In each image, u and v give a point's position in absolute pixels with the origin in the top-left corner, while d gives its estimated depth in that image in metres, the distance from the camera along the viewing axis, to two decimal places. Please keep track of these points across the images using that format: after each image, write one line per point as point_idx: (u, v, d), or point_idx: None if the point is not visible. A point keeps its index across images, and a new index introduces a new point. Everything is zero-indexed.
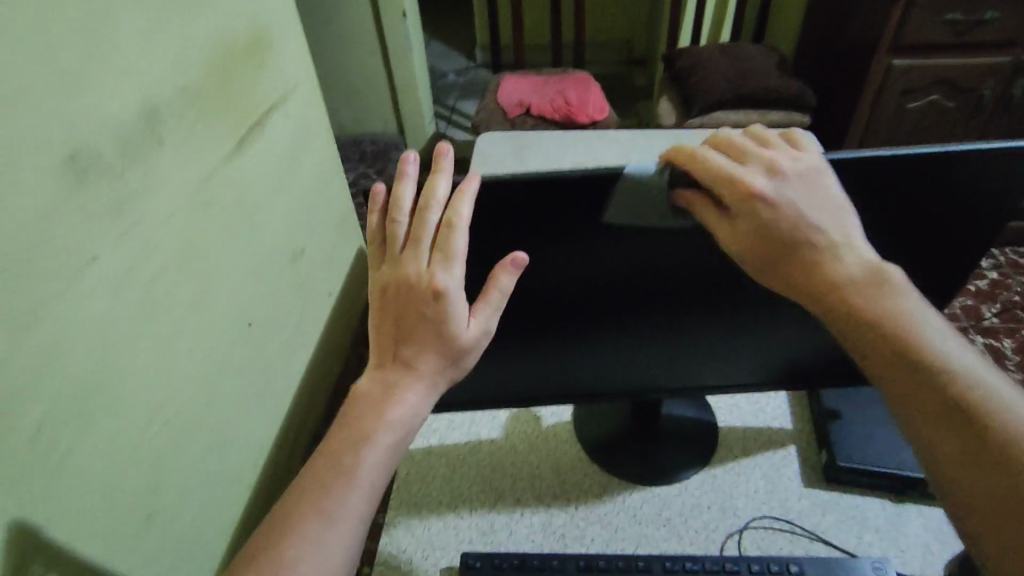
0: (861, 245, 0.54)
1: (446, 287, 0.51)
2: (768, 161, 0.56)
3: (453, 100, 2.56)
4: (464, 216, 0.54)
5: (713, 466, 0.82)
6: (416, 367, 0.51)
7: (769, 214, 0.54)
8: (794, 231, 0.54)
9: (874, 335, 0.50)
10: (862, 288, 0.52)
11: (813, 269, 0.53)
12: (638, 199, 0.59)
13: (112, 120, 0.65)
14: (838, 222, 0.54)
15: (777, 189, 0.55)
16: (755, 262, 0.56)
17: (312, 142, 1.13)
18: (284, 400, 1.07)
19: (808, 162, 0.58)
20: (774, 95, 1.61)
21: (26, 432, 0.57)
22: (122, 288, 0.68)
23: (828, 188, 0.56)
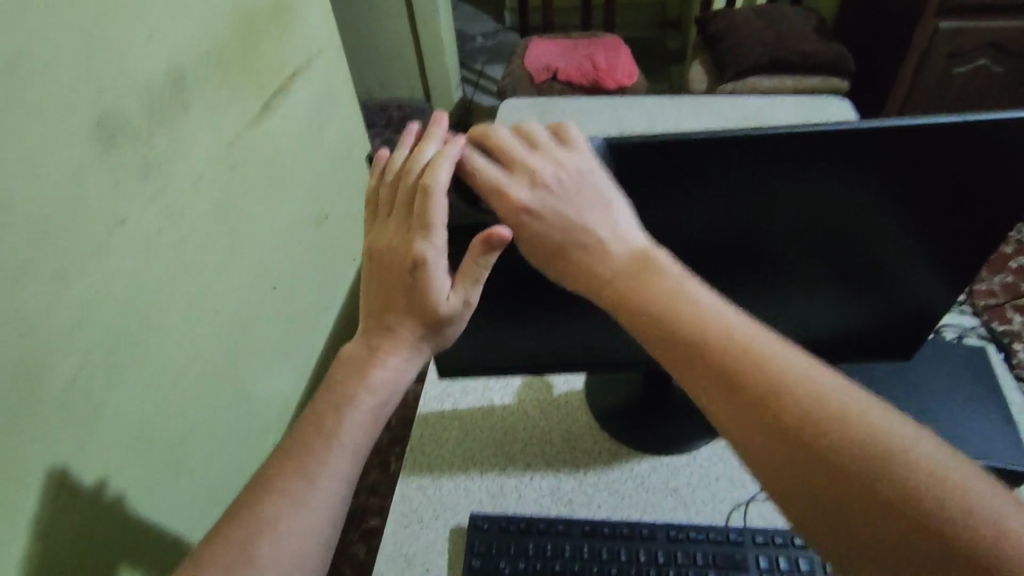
0: (628, 232, 0.47)
1: (421, 255, 0.50)
2: (530, 159, 0.50)
3: (481, 64, 2.52)
4: (442, 179, 0.50)
5: (724, 438, 0.80)
6: (395, 333, 0.51)
7: (539, 223, 0.48)
8: (564, 235, 0.47)
9: (659, 347, 0.42)
10: (625, 283, 0.44)
11: (591, 268, 0.46)
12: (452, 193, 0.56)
13: (139, 84, 0.66)
14: (602, 209, 0.47)
15: (540, 197, 0.48)
16: (552, 269, 0.49)
17: (336, 107, 1.13)
18: (308, 362, 1.10)
19: (576, 155, 0.50)
20: (811, 59, 1.54)
21: (63, 382, 0.60)
22: (150, 250, 0.70)
23: (590, 173, 0.49)
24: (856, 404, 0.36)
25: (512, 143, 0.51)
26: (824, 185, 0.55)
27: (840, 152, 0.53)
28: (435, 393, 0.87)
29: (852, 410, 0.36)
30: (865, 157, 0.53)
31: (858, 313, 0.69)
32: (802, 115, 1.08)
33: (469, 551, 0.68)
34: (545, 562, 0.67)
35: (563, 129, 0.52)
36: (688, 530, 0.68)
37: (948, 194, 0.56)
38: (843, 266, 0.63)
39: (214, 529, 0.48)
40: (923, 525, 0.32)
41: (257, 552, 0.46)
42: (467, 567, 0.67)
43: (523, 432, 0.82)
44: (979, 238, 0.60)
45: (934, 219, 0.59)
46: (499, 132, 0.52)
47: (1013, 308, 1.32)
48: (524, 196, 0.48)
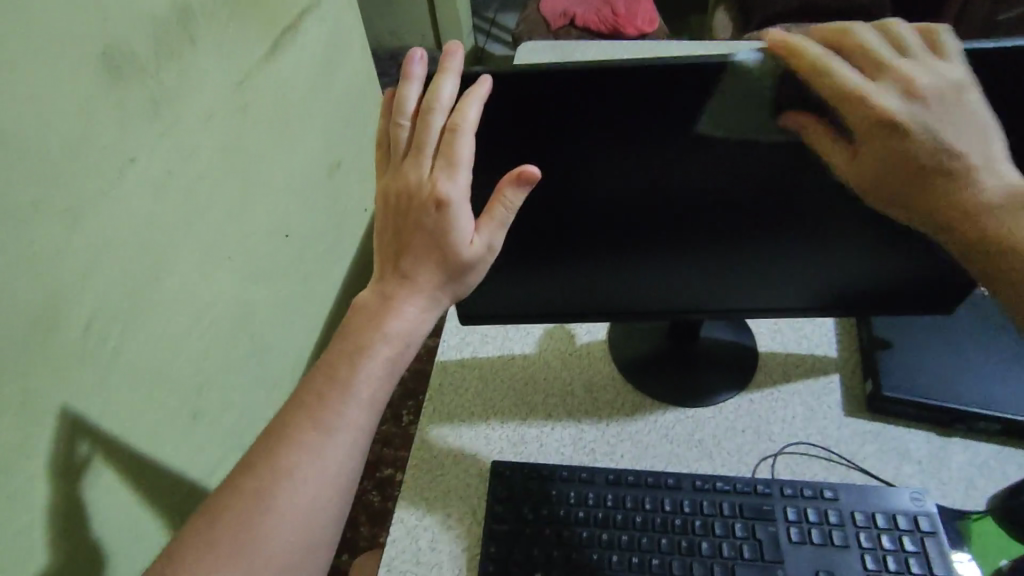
0: (993, 162, 0.47)
1: (446, 196, 0.47)
2: (911, 74, 0.46)
3: (494, 11, 2.44)
4: (471, 119, 0.48)
5: (750, 391, 0.79)
6: (414, 280, 0.49)
7: (906, 143, 0.46)
8: (929, 159, 0.47)
9: (1011, 271, 0.47)
10: (995, 215, 0.47)
11: (949, 196, 0.47)
12: (740, 103, 0.51)
13: (143, 14, 0.63)
14: (978, 135, 0.47)
15: (913, 114, 0.46)
16: (887, 189, 0.49)
17: (348, 49, 1.09)
18: (323, 312, 1.09)
19: (951, 71, 0.47)
20: (844, 4, 1.47)
21: (78, 324, 0.59)
22: (162, 191, 0.67)
23: (968, 95, 0.47)
24: None
25: (879, 52, 0.47)
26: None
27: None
28: (454, 342, 0.86)
29: None
30: None
31: None
32: None
33: (492, 497, 0.68)
34: (568, 510, 0.67)
35: (937, 40, 0.48)
36: (714, 480, 0.68)
37: None
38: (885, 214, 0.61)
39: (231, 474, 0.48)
40: None
41: (273, 499, 0.46)
42: (490, 513, 0.67)
43: (544, 382, 0.81)
44: None
45: None
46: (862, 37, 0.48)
47: None
48: (895, 110, 0.46)
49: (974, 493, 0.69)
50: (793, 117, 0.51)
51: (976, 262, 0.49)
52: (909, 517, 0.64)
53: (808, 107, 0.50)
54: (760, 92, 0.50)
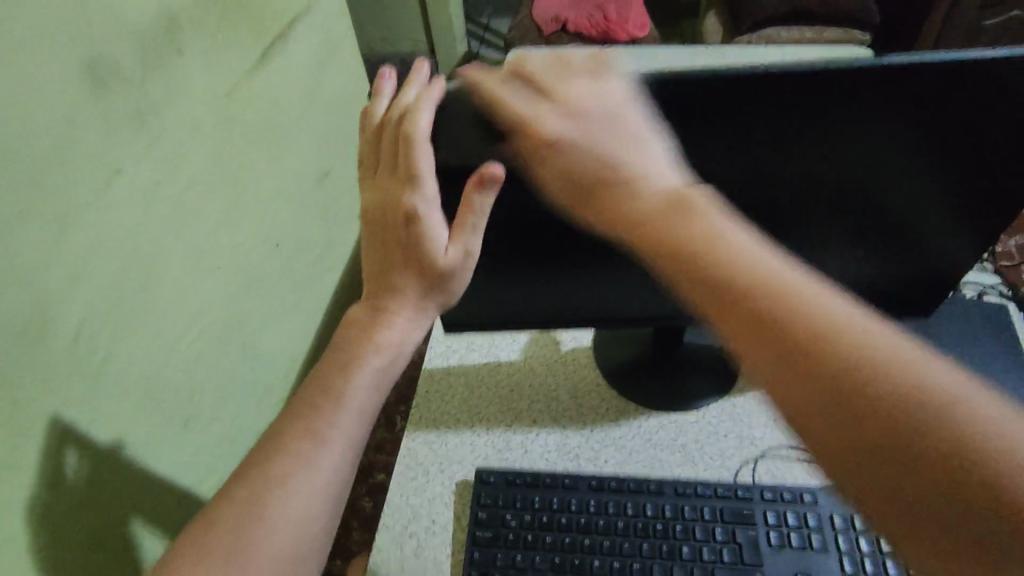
0: (667, 171, 0.46)
1: (415, 208, 0.50)
2: (565, 93, 0.49)
3: (486, 17, 2.46)
4: (423, 127, 0.51)
5: (734, 396, 0.79)
6: (398, 291, 0.51)
7: (571, 158, 0.48)
8: (601, 170, 0.47)
9: (723, 309, 0.39)
10: (673, 223, 0.42)
11: (631, 208, 0.45)
12: (467, 142, 0.54)
13: (129, 27, 0.63)
14: (637, 145, 0.47)
15: (572, 127, 0.48)
16: (577, 205, 0.49)
17: (337, 57, 1.09)
18: (314, 319, 1.10)
19: (607, 88, 0.49)
20: (832, 10, 1.48)
21: (66, 334, 0.59)
22: (149, 201, 0.68)
23: (625, 112, 0.49)
24: (936, 372, 0.35)
25: (544, 73, 0.50)
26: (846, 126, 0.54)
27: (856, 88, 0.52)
28: (441, 349, 0.87)
29: (933, 376, 0.34)
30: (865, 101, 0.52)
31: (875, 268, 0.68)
32: None
33: (476, 504, 0.69)
34: (551, 515, 0.67)
35: (596, 57, 0.51)
36: (695, 485, 0.68)
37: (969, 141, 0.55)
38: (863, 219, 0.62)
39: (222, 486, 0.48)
40: (964, 485, 0.32)
41: (264, 508, 0.46)
42: (474, 518, 0.68)
43: (530, 389, 0.82)
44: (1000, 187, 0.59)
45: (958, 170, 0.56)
46: (534, 65, 0.51)
47: None
48: (554, 132, 0.48)
49: None
50: (499, 148, 0.54)
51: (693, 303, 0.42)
52: None
53: (504, 137, 0.53)
54: (461, 127, 0.53)
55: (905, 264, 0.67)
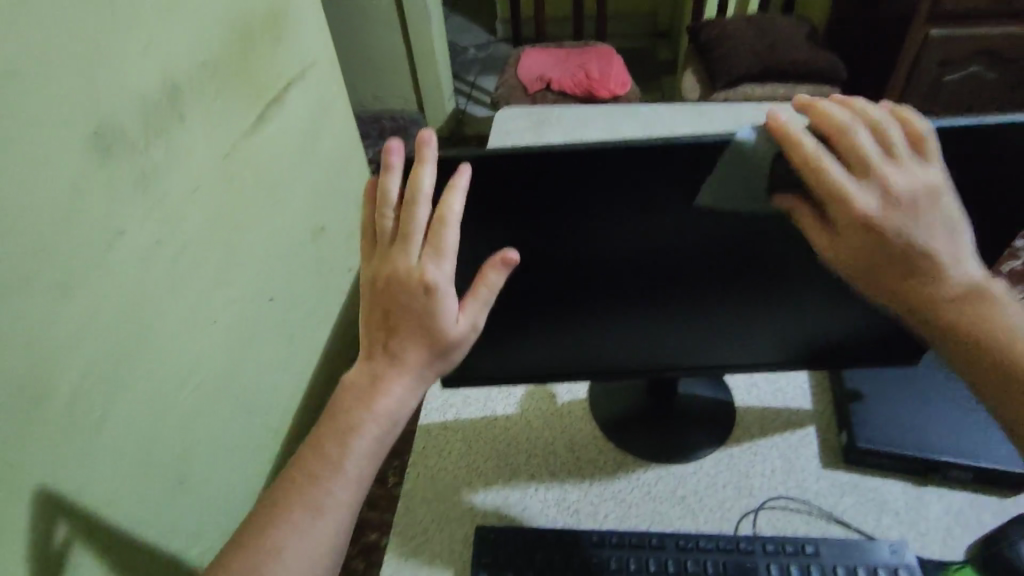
0: (967, 251, 0.47)
1: (436, 285, 0.49)
2: (892, 177, 0.46)
3: (473, 75, 2.55)
4: (455, 211, 0.50)
5: (730, 445, 0.80)
6: (401, 361, 0.50)
7: (890, 245, 0.46)
8: (907, 255, 0.46)
9: (976, 354, 0.48)
10: (959, 302, 0.47)
11: (911, 286, 0.47)
12: (732, 181, 0.52)
13: (135, 96, 0.66)
14: (949, 231, 0.47)
15: (897, 219, 0.46)
16: (854, 276, 0.50)
17: (332, 117, 1.13)
18: (307, 374, 1.09)
19: (931, 172, 0.47)
20: (803, 68, 1.56)
21: (61, 398, 0.59)
22: (148, 262, 0.69)
23: (943, 198, 0.47)
24: None
25: (870, 143, 0.47)
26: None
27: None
28: (436, 405, 0.86)
29: None
30: None
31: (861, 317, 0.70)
32: None
33: (476, 563, 0.68)
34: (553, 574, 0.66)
35: (915, 130, 0.48)
36: (697, 538, 0.68)
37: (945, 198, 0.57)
38: None
39: (225, 551, 0.49)
40: None
41: None
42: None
43: (527, 443, 0.82)
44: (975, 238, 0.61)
45: None
46: (844, 120, 0.47)
47: None
48: (873, 211, 0.45)
49: (953, 542, 0.70)
50: (783, 197, 0.52)
51: (947, 346, 0.49)
52: (890, 570, 0.64)
53: (799, 194, 0.51)
54: (749, 172, 0.51)
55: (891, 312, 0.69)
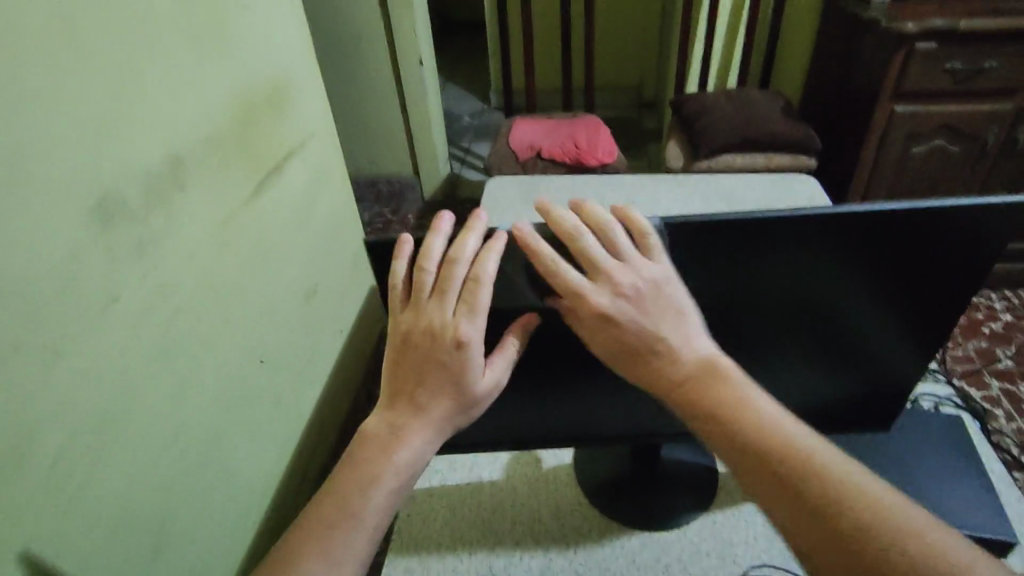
0: (697, 336, 0.49)
1: (469, 339, 0.51)
2: (609, 271, 0.50)
3: (467, 141, 2.65)
4: (490, 273, 0.53)
5: (714, 512, 0.80)
6: (426, 413, 0.51)
7: (617, 331, 0.49)
8: (637, 339, 0.49)
9: (731, 442, 0.43)
10: (695, 384, 0.46)
11: (656, 369, 0.48)
12: (509, 288, 0.58)
13: (138, 168, 0.69)
14: (666, 315, 0.49)
15: (621, 307, 0.49)
16: (612, 361, 0.51)
17: (328, 184, 1.18)
18: (295, 435, 1.09)
19: (650, 265, 0.51)
20: (779, 139, 1.64)
21: (46, 463, 0.59)
22: (140, 326, 0.70)
23: (663, 288, 0.50)
24: (879, 491, 0.39)
25: (600, 247, 0.51)
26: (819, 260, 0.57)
27: (830, 232, 0.55)
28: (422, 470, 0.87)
29: (849, 474, 0.39)
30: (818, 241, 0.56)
31: (837, 384, 0.72)
32: (770, 193, 1.16)
33: None
34: None
35: (635, 222, 0.53)
36: None
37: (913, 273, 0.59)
38: (822, 339, 0.66)
39: None
40: None
41: None
42: None
43: (513, 509, 0.82)
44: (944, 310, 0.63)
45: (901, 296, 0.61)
46: (569, 221, 0.53)
47: (988, 373, 1.35)
48: (603, 307, 0.49)
49: None
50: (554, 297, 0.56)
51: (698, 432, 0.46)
52: None
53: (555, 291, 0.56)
54: (513, 276, 0.57)
55: (866, 379, 0.71)
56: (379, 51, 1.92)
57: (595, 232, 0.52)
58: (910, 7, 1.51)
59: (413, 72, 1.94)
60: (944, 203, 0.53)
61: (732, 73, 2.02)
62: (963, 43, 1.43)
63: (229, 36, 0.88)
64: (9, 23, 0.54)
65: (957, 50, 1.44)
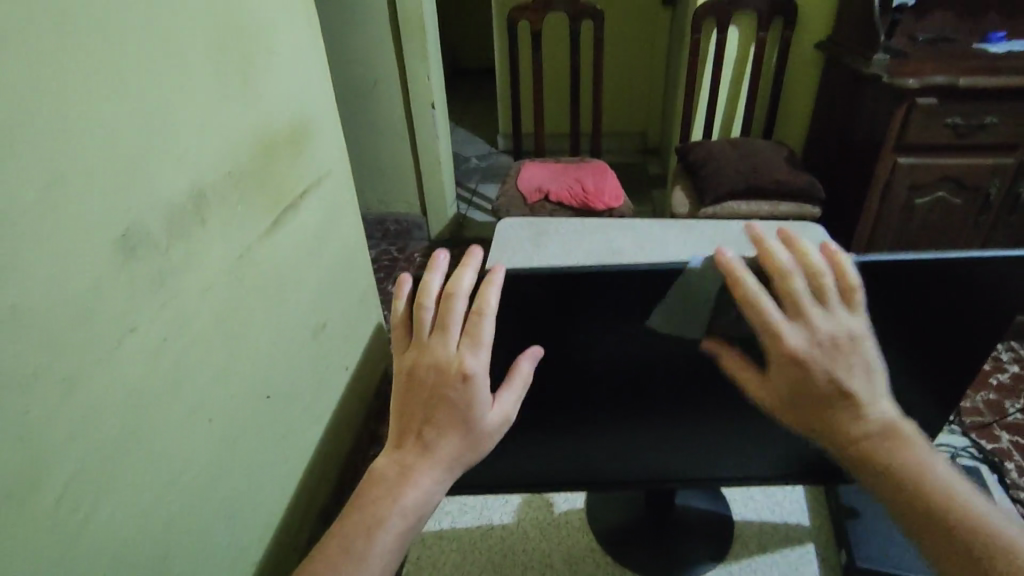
0: (884, 392, 0.46)
1: (474, 374, 0.49)
2: (810, 311, 0.48)
3: (475, 183, 2.70)
4: (492, 305, 0.51)
5: (728, 563, 0.80)
6: (434, 450, 0.48)
7: (806, 374, 0.46)
8: (827, 386, 0.46)
9: (905, 497, 0.42)
10: (881, 442, 0.44)
11: (837, 417, 0.46)
12: (684, 312, 0.56)
13: (163, 202, 0.71)
14: (862, 364, 0.46)
15: (815, 353, 0.46)
16: (787, 402, 0.49)
17: (340, 221, 1.20)
18: (298, 473, 1.07)
19: (852, 316, 0.48)
20: (784, 187, 1.67)
21: (51, 495, 0.58)
22: (154, 357, 0.70)
23: (863, 338, 0.47)
24: None
25: (804, 287, 0.49)
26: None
27: (848, 280, 0.55)
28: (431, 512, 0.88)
29: None
30: None
31: None
32: None
33: None
34: None
35: (845, 271, 0.50)
36: None
37: (932, 324, 0.59)
38: None
39: None
40: None
41: None
42: None
43: (523, 554, 0.82)
44: (962, 361, 0.63)
45: (919, 347, 0.61)
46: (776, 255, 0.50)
47: (999, 426, 1.34)
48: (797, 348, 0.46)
49: None
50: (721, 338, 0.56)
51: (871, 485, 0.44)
52: None
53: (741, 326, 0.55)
54: (695, 303, 0.55)
55: None
56: (393, 94, 1.98)
57: (800, 272, 0.49)
58: (910, 64, 1.54)
59: (426, 114, 1.99)
60: (959, 255, 0.54)
61: (736, 122, 2.07)
62: (963, 99, 1.47)
63: (255, 77, 0.91)
64: (53, 60, 0.56)
65: (957, 106, 1.48)
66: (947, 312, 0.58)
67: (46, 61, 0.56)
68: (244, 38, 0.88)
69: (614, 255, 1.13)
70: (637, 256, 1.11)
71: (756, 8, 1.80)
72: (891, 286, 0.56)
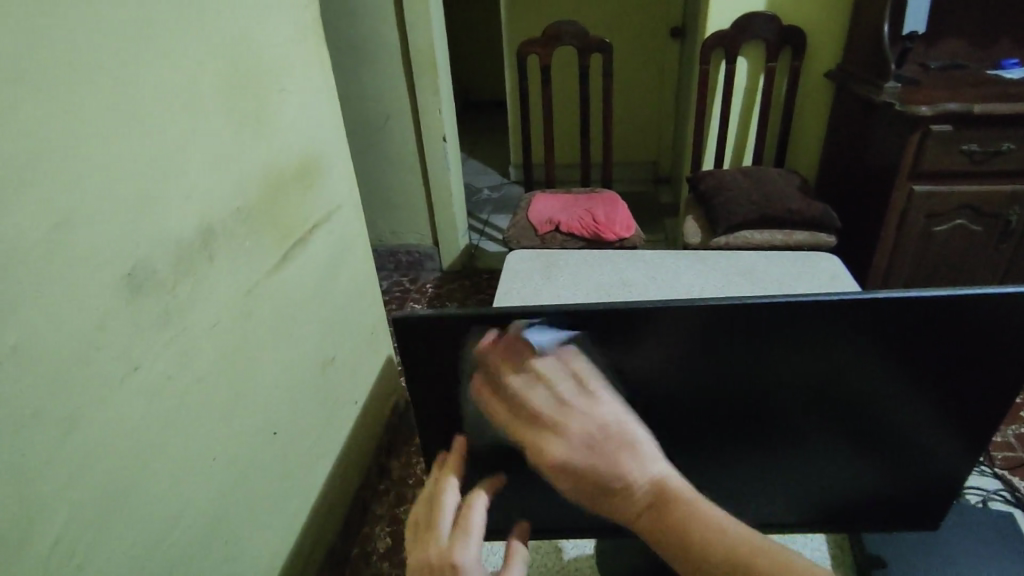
0: (653, 456, 0.46)
1: (462, 563, 0.53)
2: (560, 415, 0.50)
3: (487, 214, 2.72)
4: (480, 501, 0.58)
5: None
6: None
7: (577, 478, 0.47)
8: (594, 482, 0.47)
9: (685, 562, 0.43)
10: (659, 516, 0.44)
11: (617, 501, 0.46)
12: None
13: (172, 239, 0.71)
14: (623, 444, 0.47)
15: (578, 452, 0.47)
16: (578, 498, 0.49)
17: (351, 255, 1.21)
18: (304, 513, 1.05)
19: (599, 406, 0.49)
20: (798, 217, 1.64)
21: (45, 541, 0.56)
22: (158, 393, 0.70)
23: (614, 420, 0.48)
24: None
25: (543, 399, 0.51)
26: (842, 345, 0.56)
27: (858, 315, 0.54)
28: None
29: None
30: (845, 327, 0.55)
31: (878, 480, 0.68)
32: (793, 270, 1.15)
33: None
34: None
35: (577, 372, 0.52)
36: None
37: (953, 363, 0.57)
38: (861, 432, 0.63)
39: None
40: None
41: None
42: None
43: None
44: (989, 404, 0.60)
45: (943, 388, 0.59)
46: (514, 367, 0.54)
47: None
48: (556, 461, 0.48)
49: None
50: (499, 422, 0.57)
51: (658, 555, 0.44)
52: None
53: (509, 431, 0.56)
54: None
55: (910, 474, 0.67)
56: (404, 127, 2.00)
57: (536, 384, 0.52)
58: (921, 92, 1.53)
59: (437, 147, 2.01)
60: (976, 291, 0.52)
61: (746, 153, 2.06)
62: (977, 126, 1.45)
63: (267, 115, 0.93)
64: (72, 104, 0.58)
65: (971, 133, 1.46)
66: (969, 349, 0.56)
67: (62, 104, 0.57)
68: (258, 80, 0.90)
69: (623, 287, 1.12)
70: (648, 289, 1.10)
71: (765, 38, 1.81)
72: (904, 322, 0.54)
